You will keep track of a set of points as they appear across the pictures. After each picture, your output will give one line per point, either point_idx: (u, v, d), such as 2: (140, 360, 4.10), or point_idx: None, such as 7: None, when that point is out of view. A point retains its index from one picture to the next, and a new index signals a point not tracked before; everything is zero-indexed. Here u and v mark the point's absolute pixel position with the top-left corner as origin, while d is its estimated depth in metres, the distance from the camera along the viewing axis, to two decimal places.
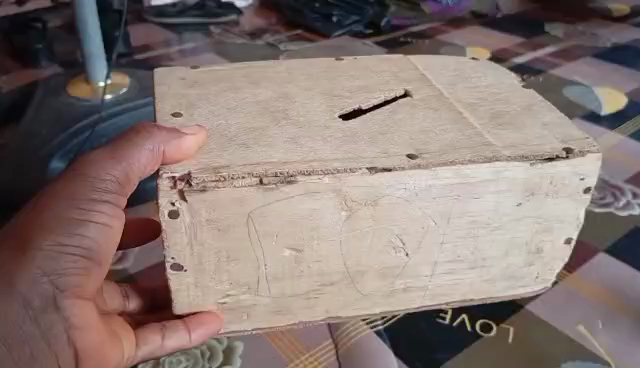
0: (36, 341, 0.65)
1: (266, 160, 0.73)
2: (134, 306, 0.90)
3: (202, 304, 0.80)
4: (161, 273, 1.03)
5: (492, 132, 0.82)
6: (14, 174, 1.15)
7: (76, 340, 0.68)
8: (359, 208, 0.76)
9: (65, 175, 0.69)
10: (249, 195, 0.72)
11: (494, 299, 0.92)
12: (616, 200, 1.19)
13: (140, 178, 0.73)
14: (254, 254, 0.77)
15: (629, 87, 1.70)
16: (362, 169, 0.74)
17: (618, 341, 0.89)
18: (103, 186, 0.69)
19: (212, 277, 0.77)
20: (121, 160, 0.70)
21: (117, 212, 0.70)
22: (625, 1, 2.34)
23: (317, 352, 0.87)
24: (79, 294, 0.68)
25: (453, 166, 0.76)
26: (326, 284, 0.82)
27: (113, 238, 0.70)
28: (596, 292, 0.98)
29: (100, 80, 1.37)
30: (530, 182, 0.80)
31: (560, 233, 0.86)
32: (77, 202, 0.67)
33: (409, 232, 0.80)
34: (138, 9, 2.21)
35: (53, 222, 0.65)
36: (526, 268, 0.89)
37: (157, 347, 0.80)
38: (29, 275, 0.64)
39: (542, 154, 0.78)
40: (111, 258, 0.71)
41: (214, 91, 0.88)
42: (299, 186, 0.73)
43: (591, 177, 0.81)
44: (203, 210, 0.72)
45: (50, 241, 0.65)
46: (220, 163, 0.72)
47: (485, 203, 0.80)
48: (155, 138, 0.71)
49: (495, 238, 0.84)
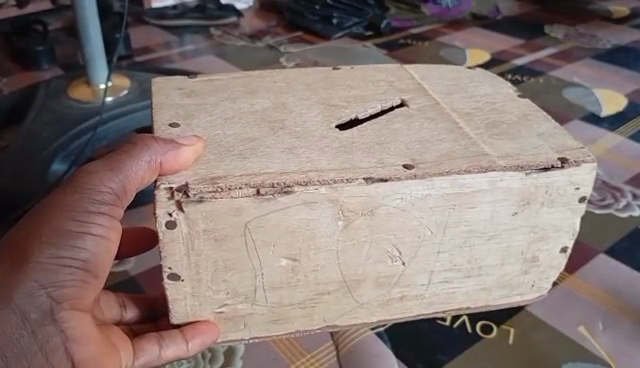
0: (33, 354, 0.66)
1: (264, 170, 0.74)
2: (132, 315, 0.91)
3: (199, 313, 0.80)
4: (161, 281, 1.09)
5: (488, 142, 0.82)
6: (17, 172, 1.33)
7: (74, 353, 0.69)
8: (356, 218, 0.76)
9: (63, 186, 0.70)
10: (246, 205, 0.72)
11: (491, 307, 0.91)
12: (616, 201, 1.33)
13: (138, 188, 0.74)
14: (251, 264, 0.77)
15: (629, 89, 1.86)
16: (359, 179, 0.74)
17: (616, 342, 1.00)
18: (100, 197, 0.70)
19: (209, 286, 0.78)
20: (119, 171, 0.71)
21: (112, 223, 0.71)
22: (625, 6, 2.46)
23: (318, 353, 0.97)
24: (75, 305, 0.69)
25: (449, 176, 0.76)
26: (323, 293, 0.82)
27: (109, 249, 0.71)
28: (595, 293, 1.09)
29: (101, 82, 1.54)
30: (526, 191, 0.79)
31: (556, 242, 0.86)
32: (73, 213, 0.68)
33: (406, 242, 0.80)
34: (140, 12, 2.35)
35: (50, 234, 0.67)
36: (523, 277, 0.88)
37: (155, 357, 0.81)
38: (27, 287, 0.65)
39: (538, 164, 0.78)
40: (108, 269, 0.72)
41: (212, 101, 0.88)
42: (295, 196, 0.73)
43: (586, 186, 0.81)
44: (200, 220, 0.72)
45: (48, 253, 0.66)
46: (217, 174, 0.73)
47: (482, 213, 0.80)
48: (153, 149, 0.72)
49: (492, 247, 0.83)
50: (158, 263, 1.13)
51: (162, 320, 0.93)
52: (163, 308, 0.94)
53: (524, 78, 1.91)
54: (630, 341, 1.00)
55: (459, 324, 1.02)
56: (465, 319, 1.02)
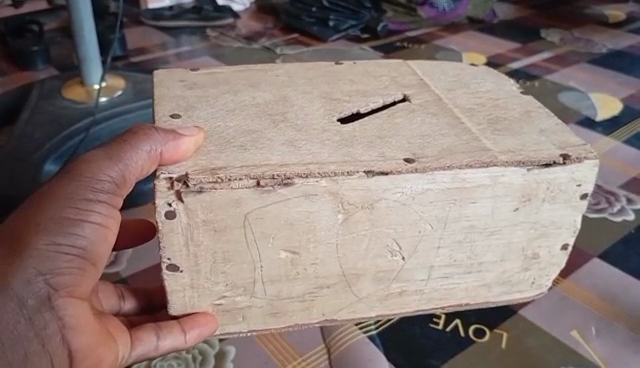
0: (29, 340, 0.67)
1: (265, 162, 0.74)
2: (129, 307, 0.91)
3: (197, 305, 0.80)
4: (157, 275, 1.10)
5: (489, 137, 0.82)
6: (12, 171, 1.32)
7: (70, 341, 0.70)
8: (356, 211, 0.76)
9: (62, 174, 0.70)
10: (245, 197, 0.72)
11: (490, 304, 0.91)
12: (610, 206, 1.34)
13: (137, 177, 0.73)
14: (249, 256, 0.77)
15: (624, 93, 1.87)
16: (359, 172, 0.74)
17: (610, 348, 0.99)
18: (99, 186, 0.70)
19: (207, 278, 0.77)
20: (118, 161, 0.71)
21: (110, 212, 0.71)
22: (621, 10, 2.48)
23: (310, 356, 0.97)
24: (72, 293, 0.69)
25: (450, 171, 0.76)
26: (322, 287, 0.82)
27: (107, 238, 0.71)
28: (590, 298, 1.09)
29: (95, 83, 1.55)
30: (527, 187, 0.79)
31: (556, 238, 0.86)
32: (72, 201, 0.69)
33: (405, 237, 0.80)
34: (136, 13, 2.35)
35: (48, 223, 0.67)
36: (522, 273, 0.88)
37: (151, 349, 0.81)
38: (25, 274, 0.66)
39: (539, 160, 0.78)
40: (106, 257, 0.72)
41: (214, 94, 0.88)
42: (296, 188, 0.73)
43: (587, 182, 0.81)
44: (199, 211, 0.72)
45: (46, 241, 0.67)
46: (217, 164, 0.73)
47: (482, 208, 0.80)
48: (154, 139, 0.72)
49: (492, 242, 0.83)
50: (157, 260, 1.13)
51: (159, 312, 0.92)
52: (160, 300, 0.93)
53: (519, 81, 1.92)
54: (624, 346, 1.00)
55: (452, 328, 1.01)
56: (458, 322, 1.02)
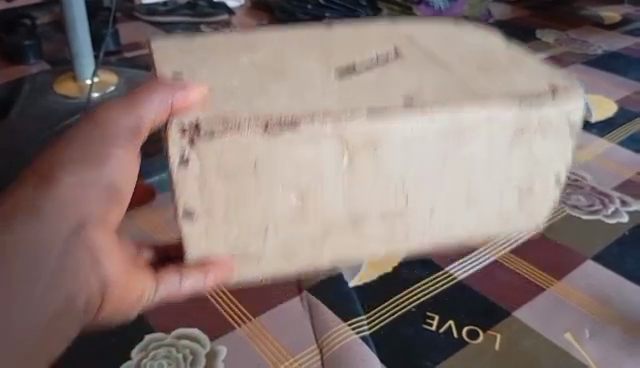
0: (55, 272, 0.71)
1: (271, 109, 0.77)
2: (148, 256, 0.94)
3: (214, 250, 0.82)
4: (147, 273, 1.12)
5: (479, 75, 0.84)
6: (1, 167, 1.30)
7: (102, 275, 0.78)
8: (360, 152, 0.79)
9: (88, 121, 0.81)
10: (255, 141, 0.76)
11: (489, 239, 0.92)
12: (604, 207, 1.33)
13: (150, 131, 0.82)
14: (260, 199, 0.80)
15: (619, 94, 1.87)
16: (362, 112, 0.77)
17: (603, 351, 0.99)
18: (118, 136, 0.81)
19: (221, 222, 0.80)
20: (135, 111, 0.80)
21: (129, 151, 0.81)
22: (616, 11, 2.48)
23: (301, 356, 0.96)
24: (100, 223, 0.78)
25: (449, 109, 0.79)
26: (327, 230, 0.84)
27: (128, 174, 0.82)
28: (583, 300, 1.08)
29: (87, 78, 1.52)
30: (521, 117, 0.82)
31: (549, 171, 0.87)
32: (99, 142, 0.79)
33: (407, 173, 0.82)
34: (130, 8, 2.33)
35: (73, 155, 0.78)
36: (520, 216, 0.90)
37: (198, 283, 0.85)
38: (50, 202, 0.73)
39: (531, 92, 0.81)
40: (127, 196, 0.83)
41: (212, 60, 0.87)
42: (301, 131, 0.76)
43: (578, 110, 0.84)
44: (211, 154, 0.76)
45: (69, 171, 0.76)
46: (228, 111, 0.76)
47: (478, 143, 0.82)
48: (161, 90, 0.78)
49: (489, 176, 0.85)
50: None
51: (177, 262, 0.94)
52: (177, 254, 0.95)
53: None
54: (617, 349, 0.99)
55: (445, 329, 1.00)
56: (452, 324, 1.01)
